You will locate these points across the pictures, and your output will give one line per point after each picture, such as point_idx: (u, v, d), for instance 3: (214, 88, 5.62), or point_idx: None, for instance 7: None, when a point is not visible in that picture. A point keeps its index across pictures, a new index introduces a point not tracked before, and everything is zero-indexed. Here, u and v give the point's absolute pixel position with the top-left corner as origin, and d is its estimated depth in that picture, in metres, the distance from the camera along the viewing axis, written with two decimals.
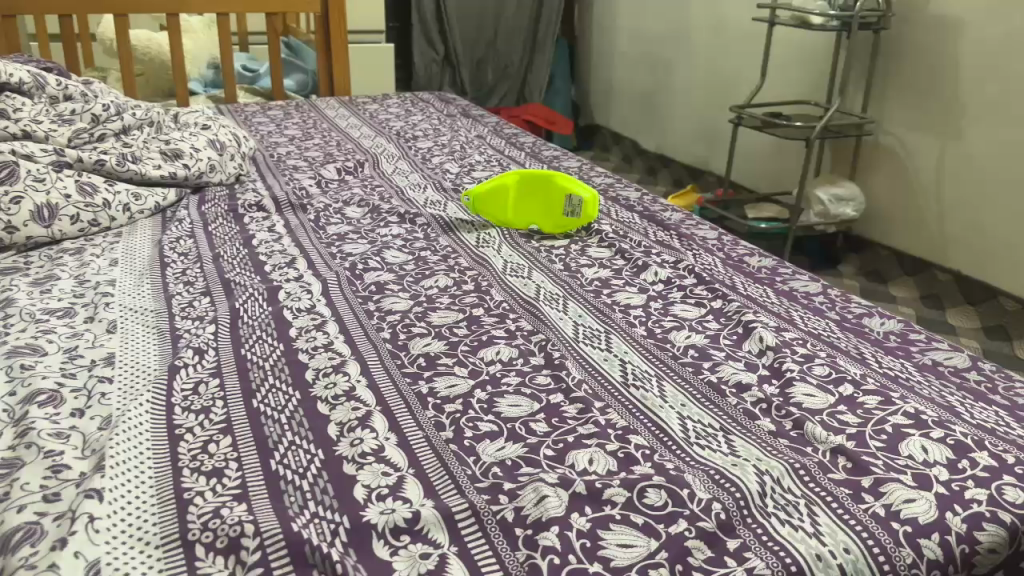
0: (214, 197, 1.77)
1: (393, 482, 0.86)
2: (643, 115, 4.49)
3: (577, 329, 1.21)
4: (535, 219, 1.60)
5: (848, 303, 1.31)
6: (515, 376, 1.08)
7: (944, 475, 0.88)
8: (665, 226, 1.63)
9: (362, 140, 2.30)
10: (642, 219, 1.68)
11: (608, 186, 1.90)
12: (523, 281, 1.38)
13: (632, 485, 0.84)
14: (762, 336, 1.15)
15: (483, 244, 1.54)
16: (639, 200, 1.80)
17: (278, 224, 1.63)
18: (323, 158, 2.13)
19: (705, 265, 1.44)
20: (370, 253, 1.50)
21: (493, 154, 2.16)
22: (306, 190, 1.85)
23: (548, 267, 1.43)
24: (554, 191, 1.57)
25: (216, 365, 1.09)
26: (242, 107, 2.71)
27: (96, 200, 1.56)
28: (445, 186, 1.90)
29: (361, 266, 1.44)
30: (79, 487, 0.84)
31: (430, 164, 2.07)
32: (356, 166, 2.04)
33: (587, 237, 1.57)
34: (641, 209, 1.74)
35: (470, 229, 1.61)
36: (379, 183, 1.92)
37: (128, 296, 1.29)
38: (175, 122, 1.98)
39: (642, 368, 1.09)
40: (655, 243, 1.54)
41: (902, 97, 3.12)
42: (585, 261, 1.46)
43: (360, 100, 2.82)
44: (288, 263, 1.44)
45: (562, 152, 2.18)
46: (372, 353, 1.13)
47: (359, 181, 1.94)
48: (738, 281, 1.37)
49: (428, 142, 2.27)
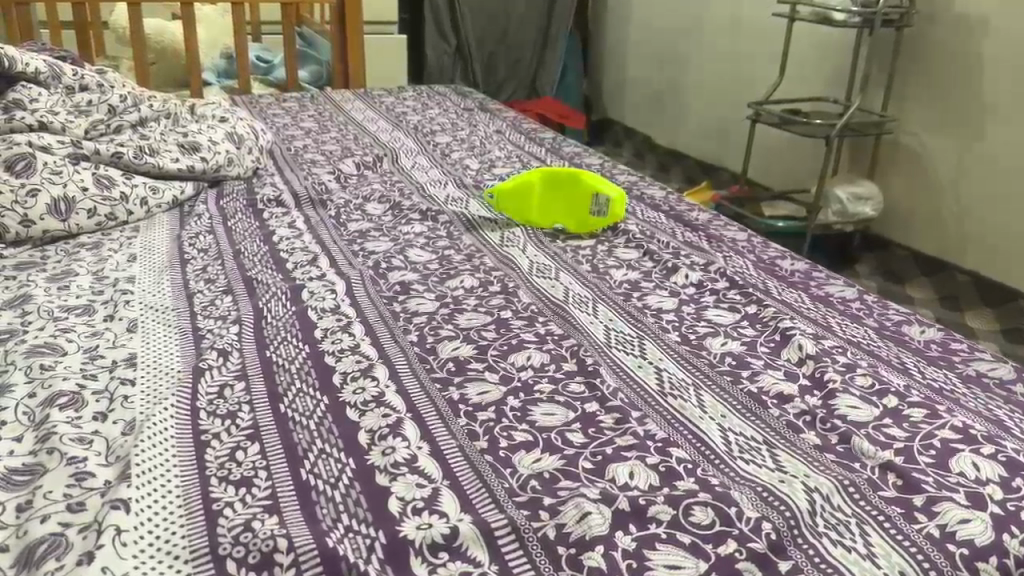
0: (232, 191, 1.75)
1: (427, 494, 0.83)
2: (656, 111, 4.44)
3: (609, 334, 1.17)
4: (560, 219, 1.56)
5: (886, 311, 1.27)
6: (548, 383, 1.04)
7: (999, 494, 0.85)
8: (693, 227, 1.60)
9: (379, 134, 2.27)
10: (669, 218, 1.65)
11: (632, 185, 1.86)
12: (550, 283, 1.35)
13: (677, 503, 0.81)
14: (802, 344, 1.12)
15: (507, 243, 1.51)
16: (665, 199, 1.77)
17: (299, 219, 1.60)
18: (341, 152, 2.09)
19: (737, 268, 1.40)
20: (393, 252, 1.46)
21: (514, 150, 2.12)
22: (325, 185, 1.82)
23: (576, 268, 1.40)
24: (580, 189, 1.55)
25: (240, 368, 1.06)
26: (256, 99, 2.68)
27: (114, 194, 1.53)
28: (466, 182, 1.87)
29: (384, 264, 1.41)
30: (104, 497, 0.81)
31: (449, 160, 2.03)
32: (375, 161, 2.00)
33: (614, 237, 1.54)
34: (667, 208, 1.71)
35: (493, 227, 1.57)
36: (399, 179, 1.88)
37: (149, 293, 1.26)
38: (192, 113, 1.95)
39: (679, 377, 1.06)
40: (684, 244, 1.51)
41: (923, 94, 3.07)
42: (612, 262, 1.43)
43: (375, 92, 2.78)
44: (310, 261, 1.41)
45: (583, 149, 2.15)
46: (399, 356, 1.10)
47: (379, 176, 1.90)
48: (772, 285, 1.34)
49: (447, 137, 2.24)
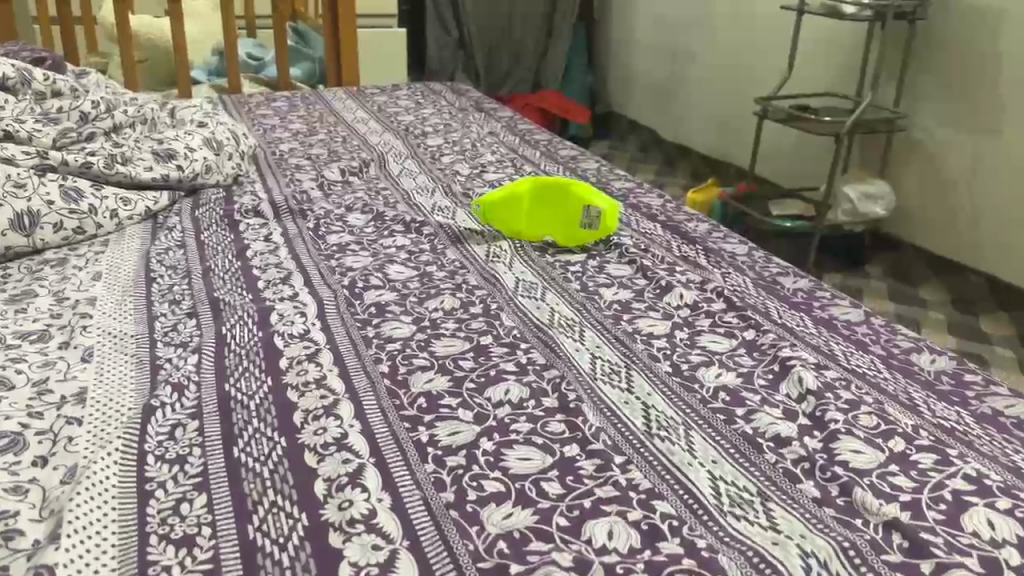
0: (209, 200, 1.67)
1: (384, 559, 0.76)
2: (662, 107, 4.34)
3: (595, 364, 1.09)
4: (549, 230, 1.47)
5: (894, 337, 1.19)
6: (525, 422, 0.96)
7: (1016, 559, 0.76)
8: (691, 238, 1.52)
9: (369, 136, 2.19)
10: (665, 230, 1.56)
11: (629, 192, 1.78)
12: (536, 304, 1.27)
13: (657, 571, 0.74)
14: (802, 377, 1.04)
15: (492, 258, 1.43)
16: (662, 208, 1.68)
17: (276, 232, 1.53)
18: (327, 156, 2.02)
19: (735, 286, 1.32)
20: (372, 268, 1.39)
21: (507, 153, 2.04)
22: (307, 193, 1.74)
23: (564, 287, 1.32)
24: (571, 199, 1.46)
25: (196, 405, 0.99)
26: (246, 98, 2.60)
27: (82, 206, 1.46)
28: (455, 189, 1.79)
29: (362, 282, 1.33)
30: (30, 561, 0.75)
31: (439, 165, 1.95)
32: (362, 166, 1.93)
33: (607, 251, 1.46)
34: (664, 218, 1.62)
35: (480, 240, 1.50)
36: (385, 186, 1.81)
37: (109, 317, 1.19)
38: (171, 118, 1.88)
39: (668, 416, 0.98)
40: (681, 259, 1.43)
41: (936, 91, 2.97)
42: (603, 280, 1.35)
43: (369, 91, 2.71)
44: (283, 279, 1.33)
45: (580, 153, 2.06)
46: (367, 391, 1.02)
47: (365, 183, 1.83)
48: (772, 307, 1.26)
49: (438, 139, 2.16)
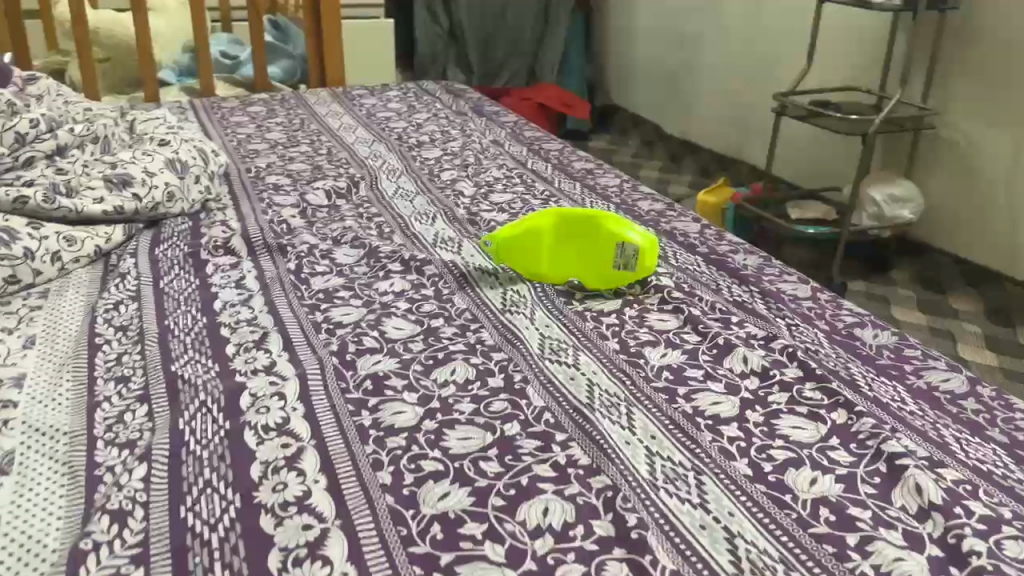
0: (172, 235, 1.44)
1: None
2: (667, 99, 4.10)
3: (653, 467, 0.86)
4: (576, 271, 1.24)
5: (1011, 414, 0.97)
6: (576, 561, 0.73)
7: None
8: (742, 275, 1.29)
9: (357, 148, 1.96)
10: (709, 266, 1.34)
11: (659, 215, 1.55)
12: (567, 372, 1.04)
13: None
14: (920, 485, 0.82)
15: (509, 308, 1.19)
16: (700, 235, 1.46)
17: (250, 275, 1.30)
18: (311, 173, 1.79)
19: (806, 343, 1.10)
20: (366, 323, 1.15)
21: (514, 168, 1.81)
22: (287, 222, 1.51)
23: (598, 347, 1.09)
24: (602, 236, 1.23)
25: (141, 544, 0.76)
26: (219, 103, 2.36)
27: (14, 250, 1.21)
28: (459, 214, 1.55)
29: (354, 344, 1.10)
30: None
31: (438, 182, 1.72)
32: (351, 186, 1.69)
33: (644, 295, 1.23)
34: (704, 250, 1.39)
35: (493, 284, 1.27)
36: (378, 211, 1.57)
37: (39, 405, 0.96)
38: (129, 136, 1.64)
39: (759, 550, 0.75)
40: (735, 306, 1.20)
41: (967, 87, 2.74)
42: (645, 335, 1.12)
43: (356, 93, 2.47)
44: (257, 342, 1.10)
45: (596, 166, 1.84)
46: (367, 515, 0.80)
47: (354, 207, 1.59)
48: (857, 372, 1.04)
49: (435, 151, 1.92)
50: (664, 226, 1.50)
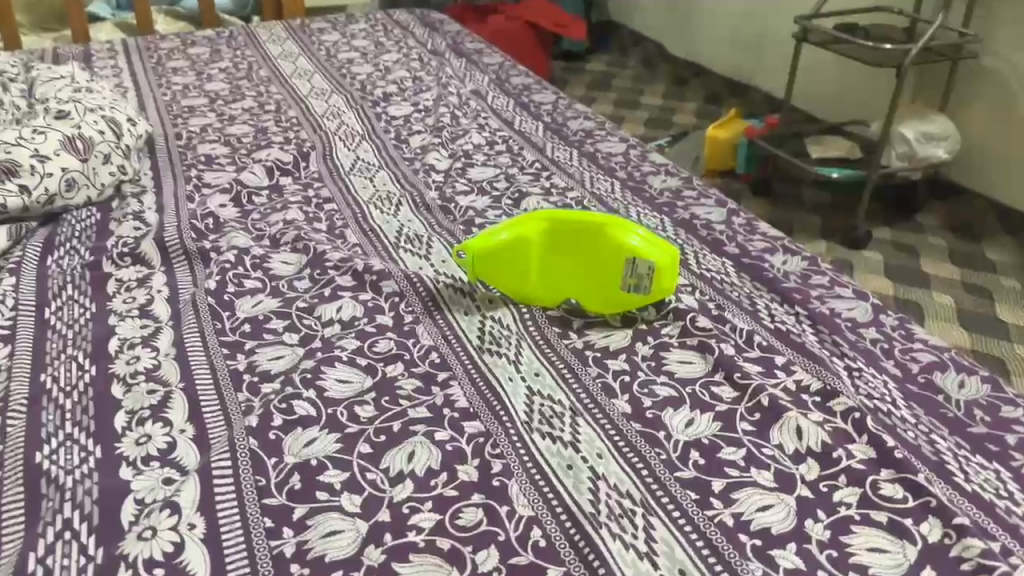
0: (72, 235, 1.16)
1: None
2: (671, 14, 3.71)
3: None
4: (574, 288, 0.98)
5: None
6: None
7: None
8: (783, 289, 1.02)
9: (311, 101, 1.65)
10: (741, 275, 1.06)
11: (673, 195, 1.27)
12: (562, 455, 0.78)
13: None
14: None
15: (486, 349, 0.92)
16: (726, 225, 1.18)
17: (161, 296, 1.03)
18: (254, 138, 1.49)
19: (874, 403, 0.84)
20: (300, 376, 0.87)
21: (498, 131, 1.52)
22: (217, 213, 1.23)
23: (602, 411, 0.83)
24: (607, 249, 0.95)
25: None
26: (156, 43, 2.03)
27: None
28: (429, 198, 1.28)
29: (282, 411, 0.82)
30: None
31: (406, 153, 1.44)
32: (300, 157, 1.41)
33: (662, 323, 0.97)
34: (733, 248, 1.12)
35: (468, 308, 0.99)
36: (331, 194, 1.29)
37: None
38: (24, 105, 1.34)
39: None
40: (778, 341, 0.94)
41: (1012, 16, 2.40)
42: (666, 390, 0.86)
43: (315, 26, 2.14)
44: (155, 407, 0.84)
45: (595, 127, 1.55)
46: None
47: (302, 189, 1.31)
48: (944, 450, 0.79)
49: (404, 108, 1.63)
50: (681, 211, 1.22)
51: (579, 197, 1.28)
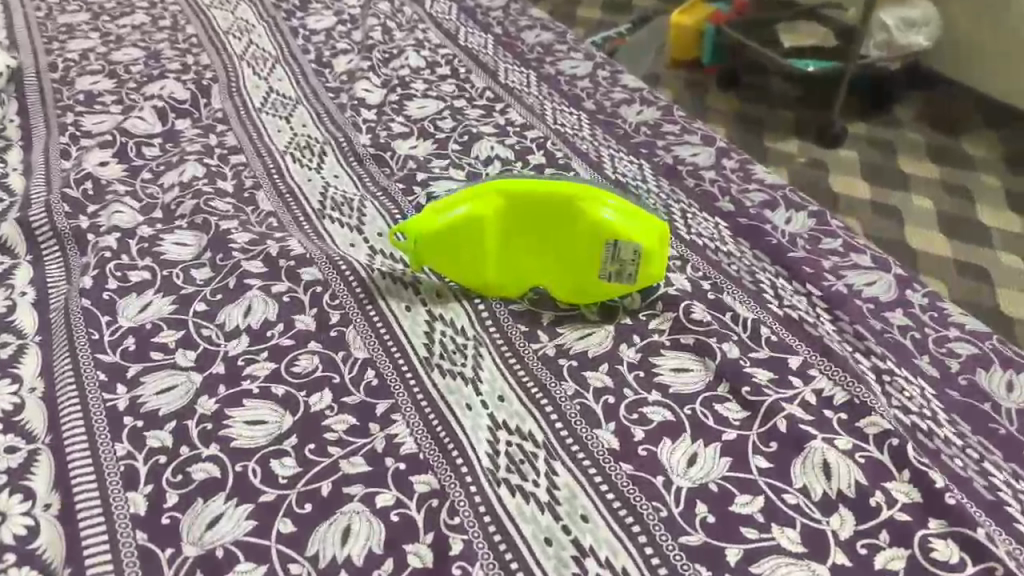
0: None
1: None
2: None
3: None
4: (541, 275, 0.79)
5: None
6: None
7: None
8: (791, 260, 0.85)
9: (213, 12, 1.38)
10: (738, 241, 0.89)
11: (651, 133, 1.08)
12: (534, 523, 0.62)
13: None
14: None
15: (435, 366, 0.74)
16: (717, 171, 1.00)
17: (26, 300, 0.82)
18: (144, 66, 1.23)
19: (911, 421, 0.70)
20: (198, 424, 0.70)
21: (439, 47, 1.28)
22: (98, 175, 1.00)
23: (582, 450, 0.67)
24: (581, 228, 0.76)
25: None
26: None
27: None
28: (360, 144, 1.06)
29: (175, 484, 0.66)
30: None
31: (331, 82, 1.20)
32: (200, 92, 1.16)
33: (649, 313, 0.80)
34: (728, 205, 0.94)
35: (410, 302, 0.81)
36: (239, 141, 1.07)
37: None
38: None
39: None
40: (790, 334, 0.77)
41: None
42: (661, 412, 0.70)
43: None
44: (13, 475, 0.66)
45: (555, 39, 1.32)
46: None
47: (204, 136, 1.08)
48: (1001, 486, 0.65)
49: (326, 19, 1.37)
50: (662, 154, 1.03)
51: (539, 136, 1.07)
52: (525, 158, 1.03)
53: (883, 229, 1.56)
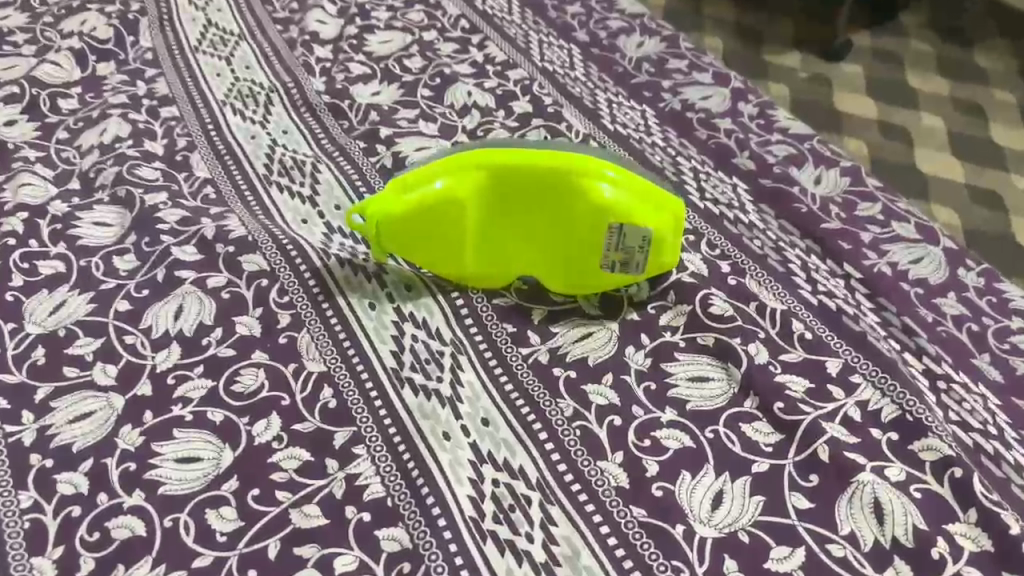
0: None
1: None
2: None
3: None
4: (529, 262, 0.66)
5: None
6: None
7: None
8: (823, 235, 0.73)
9: None
10: (761, 209, 0.76)
11: (654, 71, 0.92)
12: None
13: None
14: None
15: (405, 383, 0.62)
16: (733, 119, 0.85)
17: None
18: None
19: (973, 442, 0.59)
20: (119, 463, 0.58)
21: None
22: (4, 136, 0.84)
23: (583, 491, 0.55)
24: (578, 207, 0.63)
25: None
26: None
27: None
28: (313, 89, 0.90)
29: (91, 545, 0.54)
30: None
31: (279, 11, 1.03)
32: (125, 27, 0.99)
33: (658, 305, 0.67)
34: (748, 162, 0.80)
35: (374, 297, 0.68)
36: (171, 90, 0.91)
37: None
38: None
39: None
40: (827, 330, 0.65)
41: None
42: (677, 435, 0.58)
43: None
44: None
45: None
46: None
47: (131, 84, 0.92)
48: None
49: None
50: (668, 98, 0.88)
51: (523, 76, 0.91)
52: (508, 105, 0.88)
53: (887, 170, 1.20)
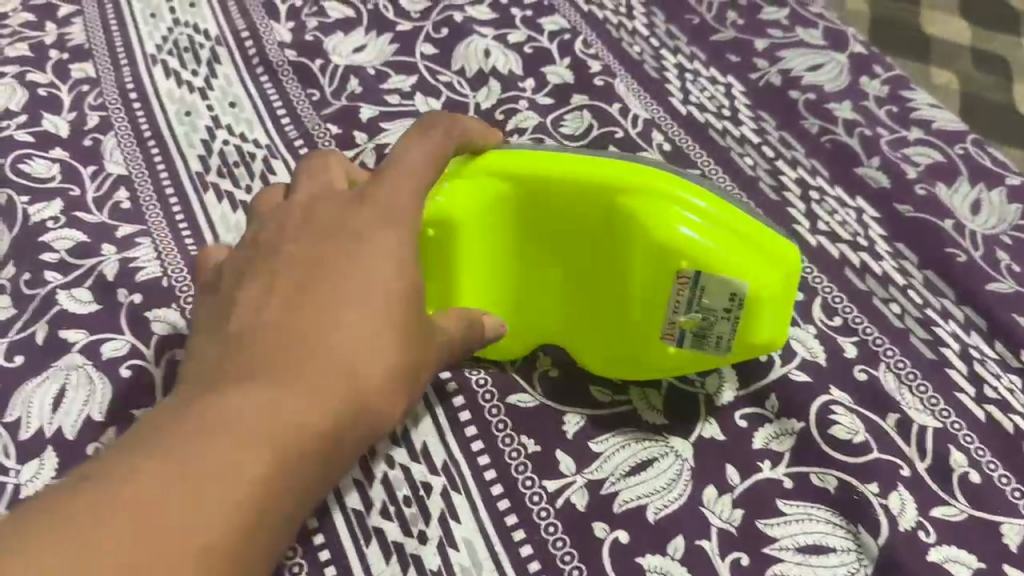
0: None
1: None
2: None
3: None
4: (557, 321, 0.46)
5: None
6: None
7: None
8: (990, 304, 0.51)
9: None
10: (896, 254, 0.53)
11: (743, 22, 0.66)
12: None
13: None
14: None
15: (373, 539, 0.42)
16: (854, 104, 0.61)
17: None
18: None
19: None
20: None
21: None
22: None
23: None
24: (625, 235, 0.42)
25: None
26: None
27: None
28: (275, 38, 0.66)
29: None
30: None
31: None
32: None
33: (748, 417, 0.46)
34: (877, 176, 0.57)
35: None
36: (88, 37, 0.66)
37: None
38: None
39: None
40: (1002, 469, 0.45)
41: None
42: None
43: None
44: None
45: None
46: None
47: (36, 26, 0.67)
48: None
49: None
50: (763, 67, 0.63)
51: (561, 25, 0.66)
52: (540, 72, 0.64)
53: (987, 89, 0.63)
